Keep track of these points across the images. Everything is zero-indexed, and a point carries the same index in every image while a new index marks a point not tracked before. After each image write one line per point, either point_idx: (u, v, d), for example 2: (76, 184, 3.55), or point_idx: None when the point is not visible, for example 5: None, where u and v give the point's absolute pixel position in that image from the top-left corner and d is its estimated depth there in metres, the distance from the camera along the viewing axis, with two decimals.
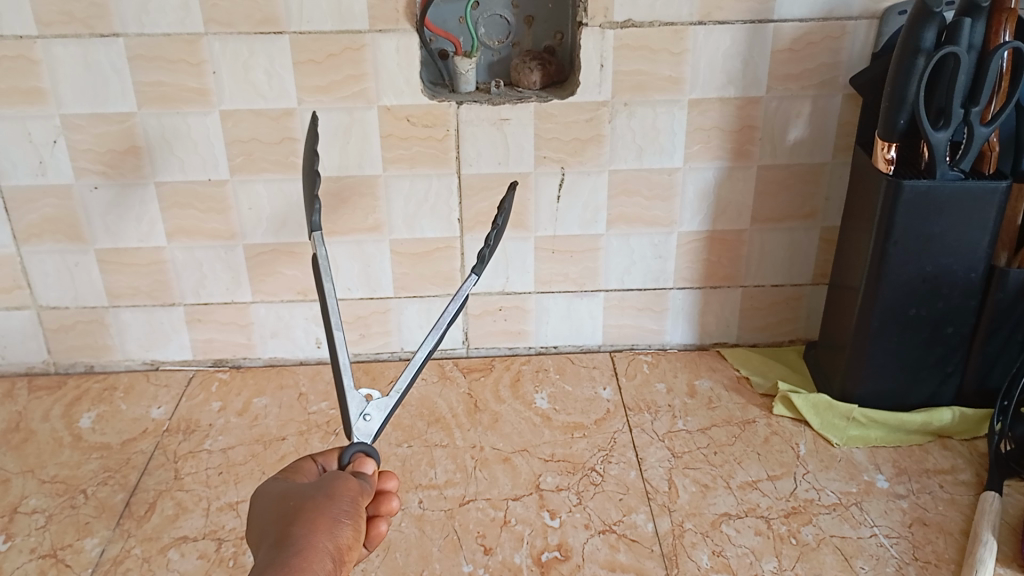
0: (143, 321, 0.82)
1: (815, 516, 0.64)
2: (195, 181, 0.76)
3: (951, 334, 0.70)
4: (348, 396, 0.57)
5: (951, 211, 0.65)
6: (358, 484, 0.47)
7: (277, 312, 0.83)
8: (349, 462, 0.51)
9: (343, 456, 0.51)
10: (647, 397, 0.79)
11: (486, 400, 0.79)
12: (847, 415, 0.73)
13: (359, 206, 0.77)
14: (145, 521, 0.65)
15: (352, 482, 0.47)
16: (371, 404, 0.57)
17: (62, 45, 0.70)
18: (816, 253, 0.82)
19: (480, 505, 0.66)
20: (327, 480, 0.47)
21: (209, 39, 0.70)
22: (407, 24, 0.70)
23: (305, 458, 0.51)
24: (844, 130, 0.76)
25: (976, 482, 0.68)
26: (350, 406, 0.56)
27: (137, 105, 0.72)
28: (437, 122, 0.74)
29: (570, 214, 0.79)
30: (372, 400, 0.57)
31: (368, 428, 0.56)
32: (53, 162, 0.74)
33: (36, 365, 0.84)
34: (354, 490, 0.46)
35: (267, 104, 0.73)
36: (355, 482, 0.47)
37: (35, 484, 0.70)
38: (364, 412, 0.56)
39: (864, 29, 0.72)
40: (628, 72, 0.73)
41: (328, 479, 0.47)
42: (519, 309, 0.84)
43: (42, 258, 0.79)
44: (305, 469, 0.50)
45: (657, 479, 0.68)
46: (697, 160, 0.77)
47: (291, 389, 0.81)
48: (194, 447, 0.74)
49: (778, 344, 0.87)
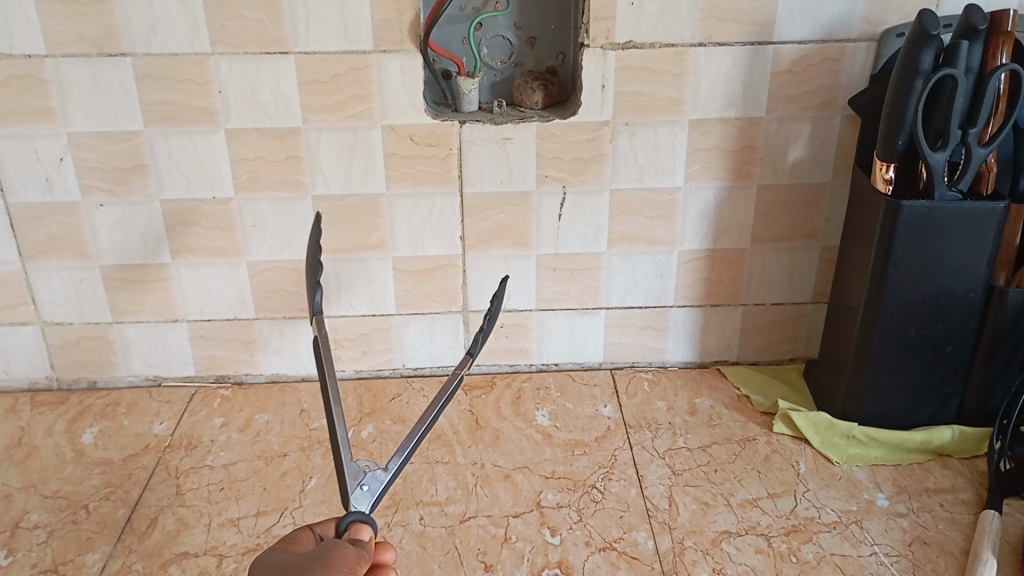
0: (147, 337, 0.83)
1: (816, 535, 0.64)
2: (200, 199, 0.77)
3: (952, 354, 0.70)
4: (347, 465, 0.57)
5: (951, 231, 0.65)
6: (355, 552, 0.47)
7: (280, 329, 0.83)
8: (346, 530, 0.52)
9: (339, 525, 0.52)
10: (648, 415, 0.79)
11: (487, 417, 0.79)
12: (847, 434, 0.73)
13: (362, 224, 0.78)
14: (147, 537, 0.65)
15: (349, 551, 0.47)
16: (368, 475, 0.58)
17: (72, 64, 0.71)
18: (816, 272, 0.83)
19: (481, 522, 0.66)
20: (325, 550, 0.47)
21: (216, 59, 0.71)
22: (412, 44, 0.71)
23: (303, 528, 0.52)
24: (844, 151, 0.77)
25: (977, 502, 0.68)
26: (348, 476, 0.57)
27: (145, 124, 0.73)
28: (441, 141, 0.75)
29: (572, 233, 0.80)
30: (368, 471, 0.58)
31: (364, 497, 0.57)
32: (60, 180, 0.75)
33: (40, 380, 0.84)
34: (352, 559, 0.47)
35: (272, 123, 0.73)
36: (352, 551, 0.47)
37: (38, 500, 0.70)
38: (362, 481, 0.57)
39: (864, 52, 0.73)
40: (630, 92, 0.73)
41: (326, 550, 0.47)
42: (521, 327, 0.84)
43: (47, 275, 0.79)
44: (302, 539, 0.51)
45: (658, 497, 0.68)
46: (698, 180, 0.78)
47: (293, 406, 0.82)
48: (196, 463, 0.74)
49: (779, 363, 0.87)
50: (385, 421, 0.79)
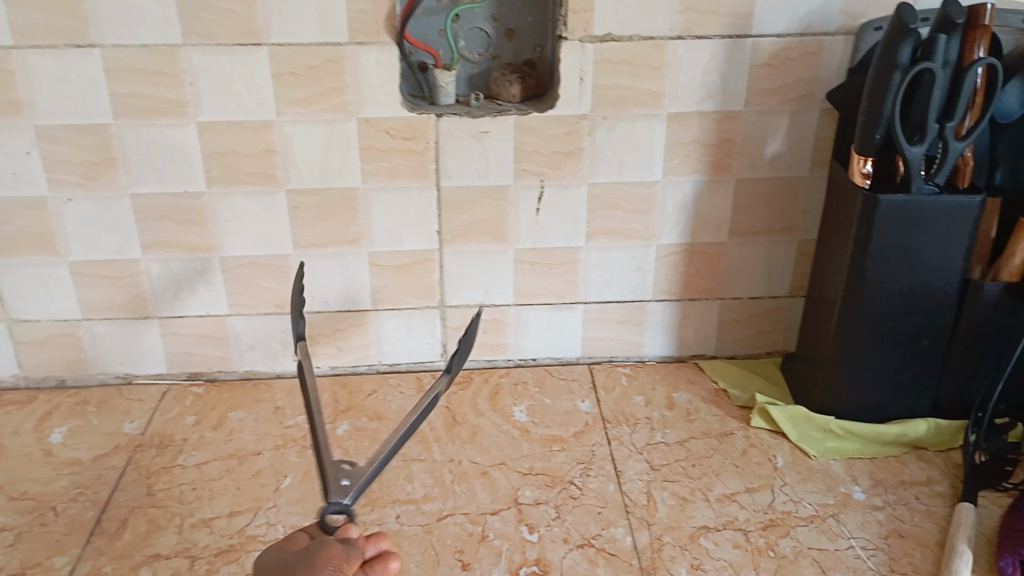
0: (118, 334, 0.81)
1: (793, 529, 0.64)
2: (172, 194, 0.75)
3: (928, 347, 0.70)
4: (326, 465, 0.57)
5: (927, 225, 0.65)
6: (343, 550, 0.48)
7: (255, 325, 0.82)
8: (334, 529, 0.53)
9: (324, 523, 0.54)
10: (627, 410, 0.79)
11: (465, 413, 0.79)
12: (824, 427, 0.74)
13: (338, 219, 0.77)
14: (118, 538, 0.64)
15: (336, 550, 0.48)
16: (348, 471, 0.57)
17: (38, 56, 0.69)
18: (794, 266, 0.83)
19: (459, 520, 0.65)
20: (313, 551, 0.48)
21: (187, 51, 0.69)
22: (388, 36, 0.70)
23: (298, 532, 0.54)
24: (821, 144, 0.77)
25: (952, 494, 0.68)
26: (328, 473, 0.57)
27: (115, 117, 0.72)
28: (417, 135, 0.74)
29: (550, 227, 0.79)
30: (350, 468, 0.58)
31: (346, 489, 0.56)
32: (27, 174, 0.74)
33: (8, 378, 0.83)
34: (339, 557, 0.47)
35: (245, 116, 0.72)
36: (339, 549, 0.48)
37: (5, 501, 0.68)
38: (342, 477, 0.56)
39: (841, 45, 0.73)
40: (608, 86, 0.73)
41: (314, 550, 0.48)
42: (499, 322, 0.83)
43: (15, 271, 0.78)
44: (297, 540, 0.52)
45: (636, 492, 0.68)
46: (675, 174, 0.77)
47: (268, 403, 0.81)
48: (168, 462, 0.73)
49: (756, 357, 0.87)
50: (361, 418, 0.78)
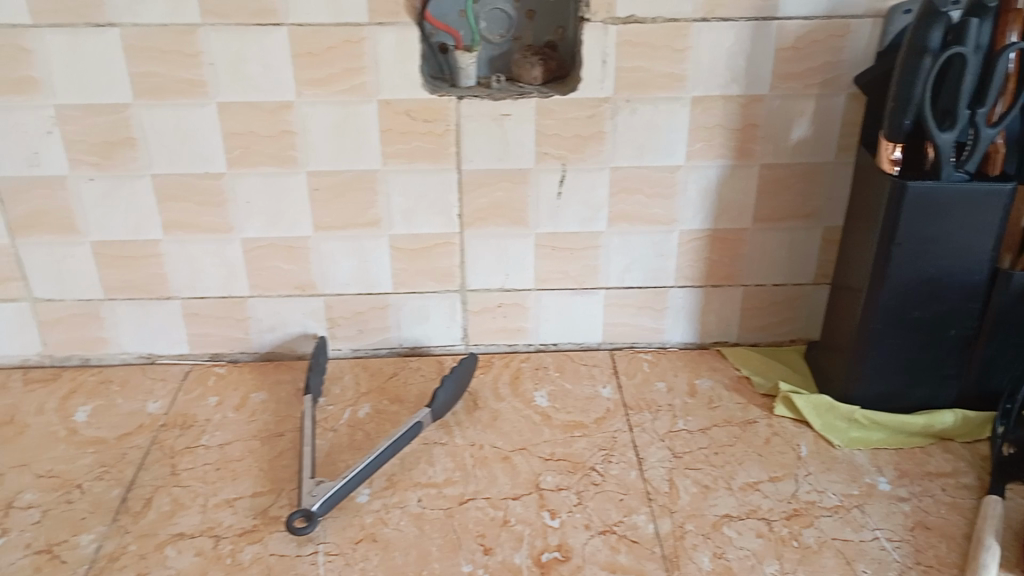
0: (139, 314, 0.82)
1: (817, 518, 0.64)
2: (192, 174, 0.75)
3: (953, 336, 0.70)
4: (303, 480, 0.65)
5: (956, 214, 0.64)
6: None
7: (274, 307, 0.82)
8: None
9: None
10: (647, 396, 0.79)
11: (485, 397, 0.78)
12: (848, 417, 0.73)
13: (358, 201, 0.77)
14: (142, 517, 0.64)
15: None
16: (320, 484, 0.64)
17: (58, 35, 0.69)
18: (818, 253, 0.82)
19: (480, 505, 0.65)
20: None
21: (205, 31, 0.69)
22: (408, 17, 0.69)
23: None
24: (848, 130, 0.76)
25: (978, 486, 0.67)
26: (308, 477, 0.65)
27: (134, 97, 0.71)
28: (439, 117, 0.73)
29: (571, 212, 0.78)
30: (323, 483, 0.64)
31: (313, 497, 0.63)
32: (48, 154, 0.74)
33: (30, 357, 0.83)
34: None
35: (261, 97, 0.72)
36: None
37: (30, 479, 0.69)
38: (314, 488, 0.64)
39: (869, 28, 0.71)
40: (630, 68, 0.72)
41: None
42: (519, 306, 0.83)
43: (36, 251, 0.78)
44: None
45: (657, 479, 0.68)
46: (699, 159, 0.76)
47: (288, 385, 0.81)
48: (190, 442, 0.73)
49: (778, 344, 0.86)
50: (382, 401, 0.78)
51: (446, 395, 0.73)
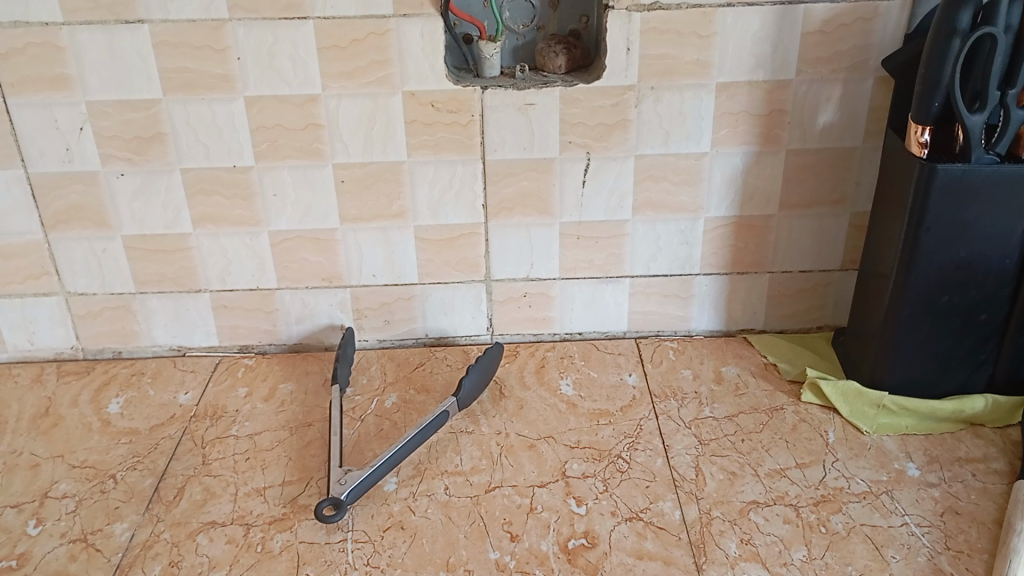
0: (170, 307, 0.83)
1: (845, 505, 0.63)
2: (219, 168, 0.76)
3: (984, 322, 0.69)
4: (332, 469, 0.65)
5: (986, 196, 0.63)
6: None
7: (302, 299, 0.83)
8: None
9: None
10: (673, 384, 0.78)
11: (511, 387, 0.79)
12: (877, 403, 0.72)
13: (383, 192, 0.77)
14: (174, 506, 0.66)
15: None
16: (349, 474, 0.64)
17: (88, 33, 0.70)
18: (845, 239, 0.81)
19: (507, 492, 0.66)
20: None
21: (233, 26, 0.70)
22: (433, 8, 0.69)
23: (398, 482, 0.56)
24: (876, 113, 0.75)
25: (1009, 471, 0.67)
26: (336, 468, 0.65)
27: (163, 93, 0.72)
28: (462, 108, 0.74)
29: (595, 200, 0.78)
30: (352, 471, 0.65)
31: (341, 488, 0.63)
32: (79, 150, 0.75)
33: (64, 351, 0.85)
34: None
35: (289, 90, 0.72)
36: None
37: (65, 469, 0.70)
38: (342, 478, 0.64)
39: (897, 10, 0.70)
40: (655, 55, 0.72)
41: None
42: (544, 296, 0.83)
43: (69, 246, 0.79)
44: None
45: (684, 467, 0.68)
46: (724, 145, 0.76)
47: (316, 375, 0.82)
48: (221, 433, 0.74)
49: (806, 331, 0.86)
50: (408, 391, 0.79)
51: (471, 385, 0.73)
